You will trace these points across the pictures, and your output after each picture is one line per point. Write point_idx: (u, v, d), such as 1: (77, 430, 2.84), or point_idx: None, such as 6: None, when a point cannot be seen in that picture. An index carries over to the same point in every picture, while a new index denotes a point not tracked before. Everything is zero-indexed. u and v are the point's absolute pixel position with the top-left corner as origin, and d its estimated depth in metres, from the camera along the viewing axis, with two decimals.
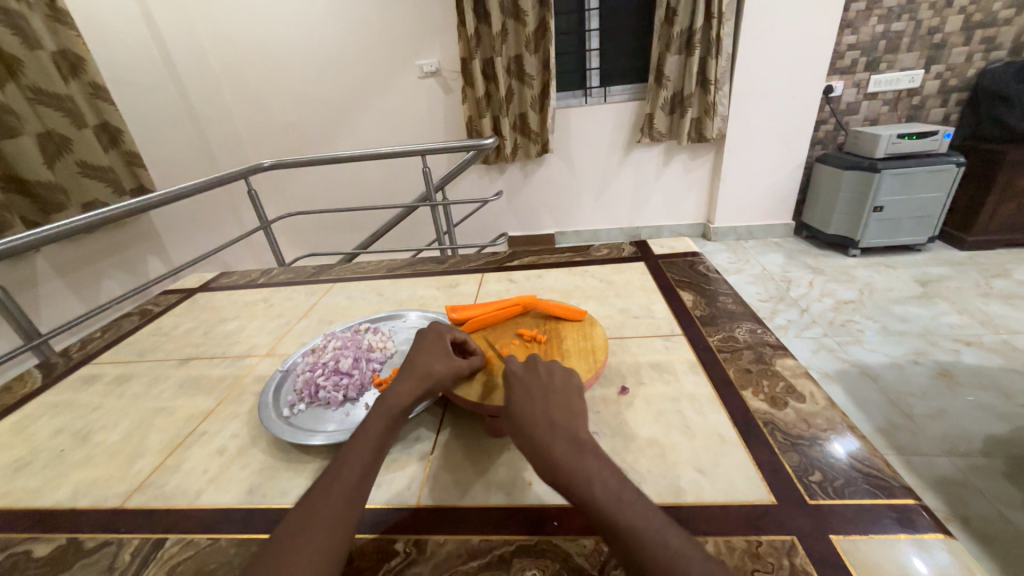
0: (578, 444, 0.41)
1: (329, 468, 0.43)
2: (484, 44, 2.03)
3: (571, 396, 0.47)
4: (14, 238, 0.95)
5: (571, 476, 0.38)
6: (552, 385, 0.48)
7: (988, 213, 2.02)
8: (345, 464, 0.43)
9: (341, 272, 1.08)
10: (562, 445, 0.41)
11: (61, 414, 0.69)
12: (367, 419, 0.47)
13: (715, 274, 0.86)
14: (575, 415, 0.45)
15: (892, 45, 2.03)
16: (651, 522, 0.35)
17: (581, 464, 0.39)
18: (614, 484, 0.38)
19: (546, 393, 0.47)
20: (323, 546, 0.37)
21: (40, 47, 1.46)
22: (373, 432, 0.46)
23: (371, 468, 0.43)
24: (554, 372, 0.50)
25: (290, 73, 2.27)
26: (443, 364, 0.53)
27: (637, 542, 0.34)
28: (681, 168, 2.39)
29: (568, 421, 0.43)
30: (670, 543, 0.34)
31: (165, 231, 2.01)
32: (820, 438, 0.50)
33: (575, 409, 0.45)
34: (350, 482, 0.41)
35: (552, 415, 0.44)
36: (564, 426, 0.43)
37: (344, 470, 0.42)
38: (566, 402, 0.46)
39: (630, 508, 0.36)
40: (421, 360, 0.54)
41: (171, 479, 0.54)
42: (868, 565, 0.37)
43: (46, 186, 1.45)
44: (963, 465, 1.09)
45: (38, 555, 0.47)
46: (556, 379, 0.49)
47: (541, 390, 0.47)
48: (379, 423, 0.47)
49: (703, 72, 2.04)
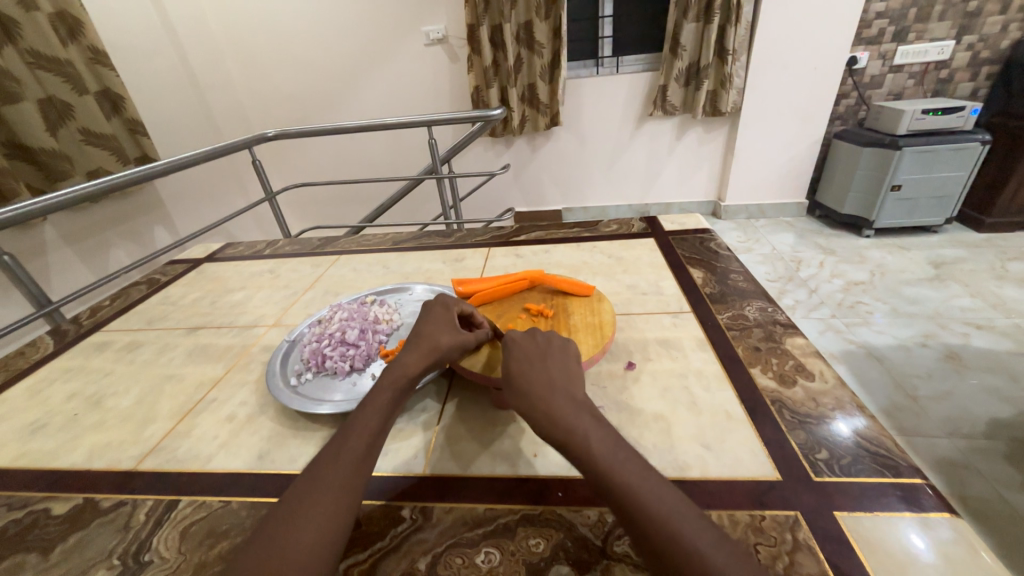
0: (579, 409, 0.41)
1: (336, 437, 0.43)
2: (493, 9, 1.95)
3: (569, 361, 0.48)
4: (21, 205, 0.94)
5: (569, 437, 0.39)
6: (551, 350, 0.48)
7: (1009, 194, 1.95)
8: (350, 432, 0.43)
9: (346, 244, 1.07)
10: (562, 408, 0.41)
11: (74, 380, 0.70)
12: (374, 390, 0.47)
13: (726, 251, 0.84)
14: (574, 380, 0.45)
15: (923, 13, 1.92)
16: (650, 486, 0.35)
17: (581, 428, 0.39)
18: (612, 449, 0.37)
19: (545, 359, 0.47)
20: (328, 510, 0.37)
21: (36, 8, 1.42)
22: (380, 402, 0.46)
23: (379, 436, 0.44)
24: (550, 339, 0.50)
25: (293, 39, 2.20)
26: (450, 337, 0.53)
27: (635, 504, 0.34)
28: (694, 142, 2.33)
29: (568, 385, 0.44)
30: (672, 505, 0.33)
31: (170, 201, 2.00)
32: (827, 417, 0.49)
33: (573, 375, 0.46)
34: (357, 451, 0.42)
35: (553, 379, 0.45)
36: (564, 390, 0.43)
37: (350, 439, 0.43)
38: (566, 368, 0.46)
39: (630, 472, 0.36)
40: (429, 333, 0.53)
41: (183, 443, 0.55)
42: (871, 541, 0.37)
43: (51, 154, 1.44)
44: (964, 446, 1.09)
45: (57, 514, 0.48)
46: (554, 345, 0.49)
47: (539, 354, 0.48)
48: (386, 394, 0.47)
49: (720, 42, 1.95)
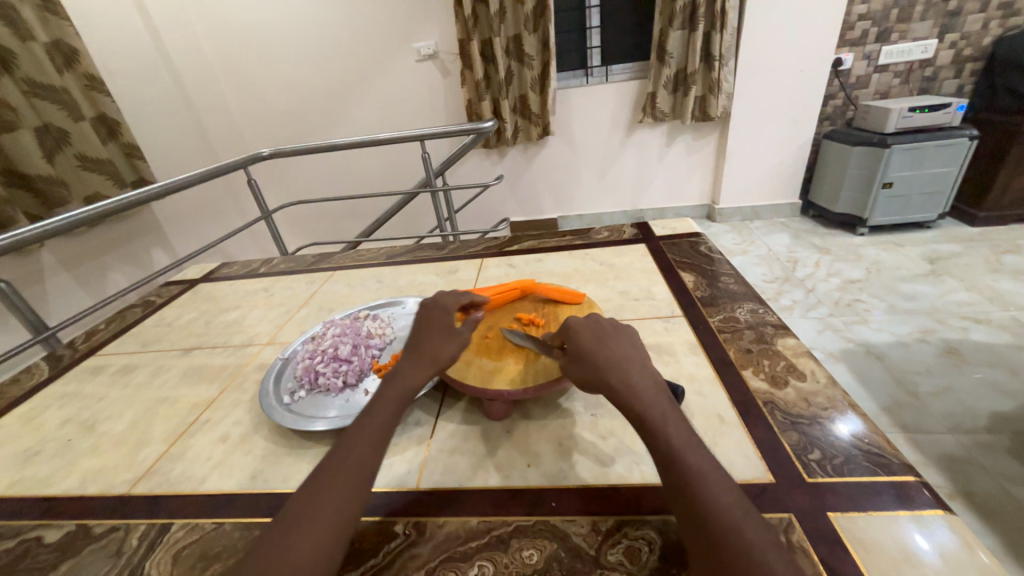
0: (658, 390, 0.42)
1: (337, 447, 0.43)
2: (482, 24, 1.99)
3: (636, 341, 0.47)
4: (18, 232, 0.95)
5: (644, 410, 0.40)
6: (621, 330, 0.48)
7: (1000, 187, 1.96)
8: (349, 447, 0.42)
9: (341, 260, 1.07)
10: (639, 382, 0.42)
11: (68, 405, 0.70)
12: (374, 404, 0.46)
13: (718, 255, 0.85)
14: (646, 358, 0.45)
15: (904, 14, 1.96)
16: (705, 466, 0.36)
17: (657, 408, 0.40)
18: (684, 432, 0.39)
19: (617, 337, 0.47)
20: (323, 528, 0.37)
21: (32, 38, 1.44)
22: (382, 417, 0.45)
23: (380, 450, 0.43)
24: (614, 322, 0.49)
25: (287, 59, 2.23)
26: (451, 346, 0.52)
27: (698, 480, 0.35)
28: (686, 147, 2.35)
29: (642, 361, 0.44)
30: (723, 491, 0.35)
31: (168, 222, 2.01)
32: (820, 417, 0.49)
33: (645, 354, 0.46)
34: (356, 466, 0.41)
35: (629, 354, 0.45)
36: (640, 366, 0.44)
37: (350, 452, 0.42)
38: (637, 347, 0.46)
39: (697, 455, 0.37)
40: (430, 342, 0.52)
41: (176, 466, 0.55)
42: (865, 542, 0.37)
43: (47, 181, 1.46)
44: (967, 442, 1.09)
45: (49, 541, 0.48)
46: (620, 328, 0.48)
47: (611, 333, 0.47)
48: (389, 407, 0.46)
49: (707, 48, 1.98)
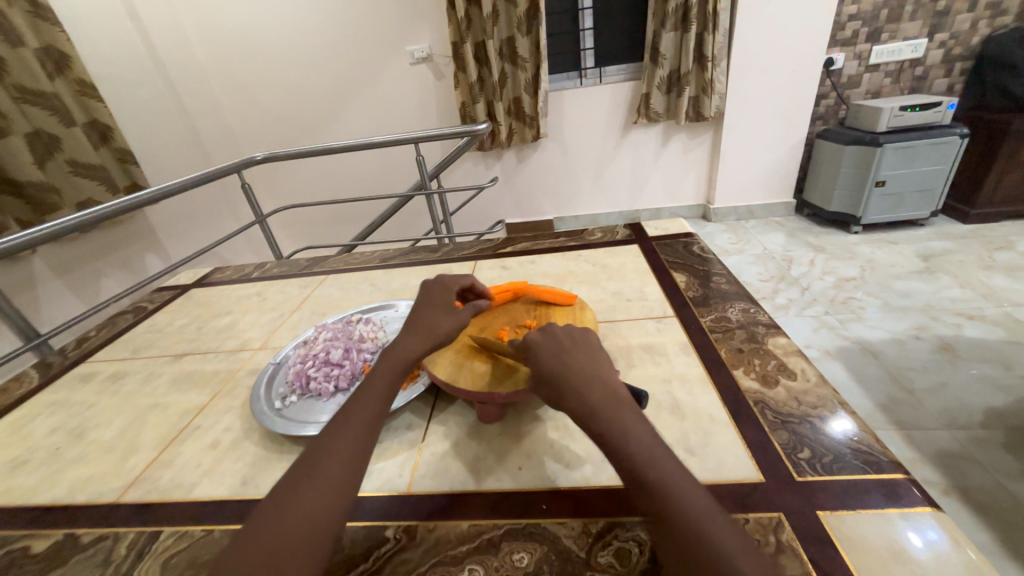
0: (618, 399, 0.41)
1: (308, 454, 0.40)
2: (475, 27, 1.99)
3: (596, 352, 0.47)
4: (8, 239, 0.94)
5: (608, 426, 0.39)
6: (580, 342, 0.47)
7: (992, 184, 1.98)
8: (320, 456, 0.40)
9: (334, 264, 1.07)
10: (598, 396, 0.41)
11: (58, 413, 0.70)
12: (347, 408, 0.44)
13: (710, 255, 0.85)
14: (606, 369, 0.45)
15: (894, 14, 1.97)
16: (675, 478, 0.35)
17: (619, 417, 0.39)
18: (648, 440, 0.38)
19: (575, 349, 0.46)
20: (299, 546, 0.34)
21: (22, 44, 1.44)
22: (361, 418, 0.43)
23: (361, 451, 0.41)
24: (574, 332, 0.49)
25: (280, 63, 2.23)
26: (449, 320, 0.53)
27: (670, 495, 0.34)
28: (680, 147, 2.36)
29: (600, 373, 0.44)
30: (696, 502, 0.34)
31: (162, 227, 2.00)
32: (811, 416, 0.49)
33: (604, 365, 0.46)
34: (332, 471, 0.38)
35: (587, 367, 0.44)
36: (598, 377, 0.43)
37: (320, 461, 0.39)
38: (596, 359, 0.46)
39: (662, 464, 0.36)
40: (428, 318, 0.53)
41: (166, 473, 0.54)
42: (853, 539, 0.37)
43: (38, 186, 1.45)
44: (963, 437, 1.09)
45: (36, 551, 0.47)
46: (578, 338, 0.48)
47: (569, 345, 0.47)
48: (364, 409, 0.44)
49: (699, 49, 1.99)
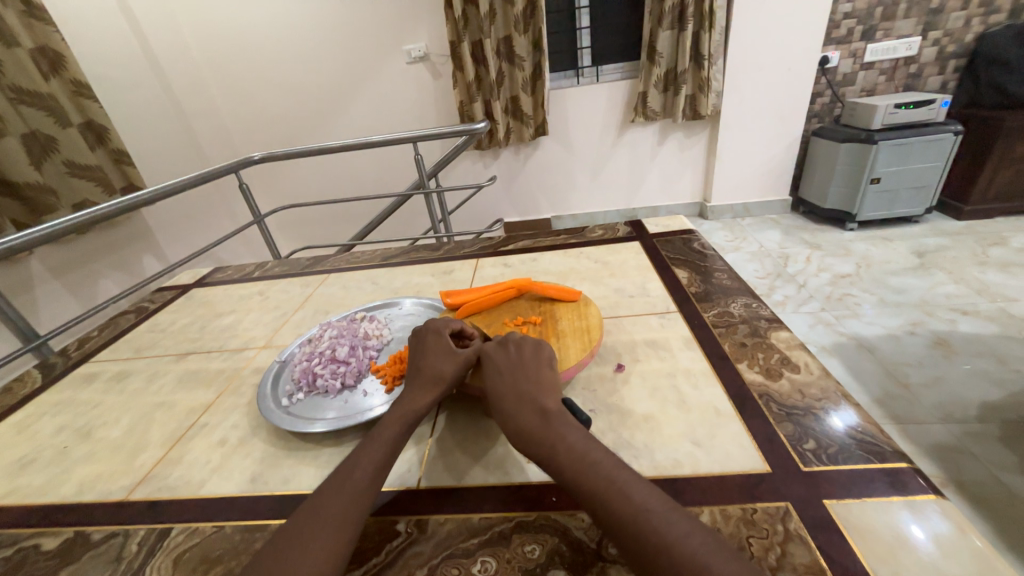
0: (545, 415, 0.43)
1: (344, 464, 0.43)
2: (473, 25, 1.99)
3: (542, 369, 0.48)
4: (5, 240, 0.93)
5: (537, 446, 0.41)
6: (522, 361, 0.49)
7: (984, 181, 2.00)
8: (355, 463, 0.43)
9: (336, 262, 1.07)
10: (527, 419, 0.43)
11: (62, 413, 0.69)
12: (380, 425, 0.47)
13: (711, 250, 0.86)
14: (546, 387, 0.46)
15: (888, 12, 1.99)
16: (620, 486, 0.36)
17: (546, 435, 0.41)
18: (580, 451, 0.39)
19: (514, 368, 0.49)
20: (324, 546, 0.36)
21: (17, 44, 1.42)
22: (380, 437, 0.45)
23: (383, 468, 0.43)
24: (525, 346, 0.51)
25: (277, 63, 2.22)
26: (453, 363, 0.52)
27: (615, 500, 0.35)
28: (677, 146, 2.37)
29: (533, 391, 0.46)
30: (632, 501, 0.35)
31: (158, 228, 1.99)
32: (815, 408, 0.50)
33: (550, 382, 0.47)
34: (362, 482, 0.41)
35: (519, 389, 0.46)
36: (528, 399, 0.45)
37: (355, 470, 0.42)
38: (536, 375, 0.47)
39: (597, 471, 0.37)
40: (430, 363, 0.52)
41: (174, 471, 0.54)
42: (861, 527, 0.38)
43: (34, 188, 1.44)
44: (958, 431, 1.11)
45: (46, 549, 0.47)
46: (528, 353, 0.50)
47: (511, 365, 0.49)
48: (393, 428, 0.46)
49: (696, 47, 2.00)
